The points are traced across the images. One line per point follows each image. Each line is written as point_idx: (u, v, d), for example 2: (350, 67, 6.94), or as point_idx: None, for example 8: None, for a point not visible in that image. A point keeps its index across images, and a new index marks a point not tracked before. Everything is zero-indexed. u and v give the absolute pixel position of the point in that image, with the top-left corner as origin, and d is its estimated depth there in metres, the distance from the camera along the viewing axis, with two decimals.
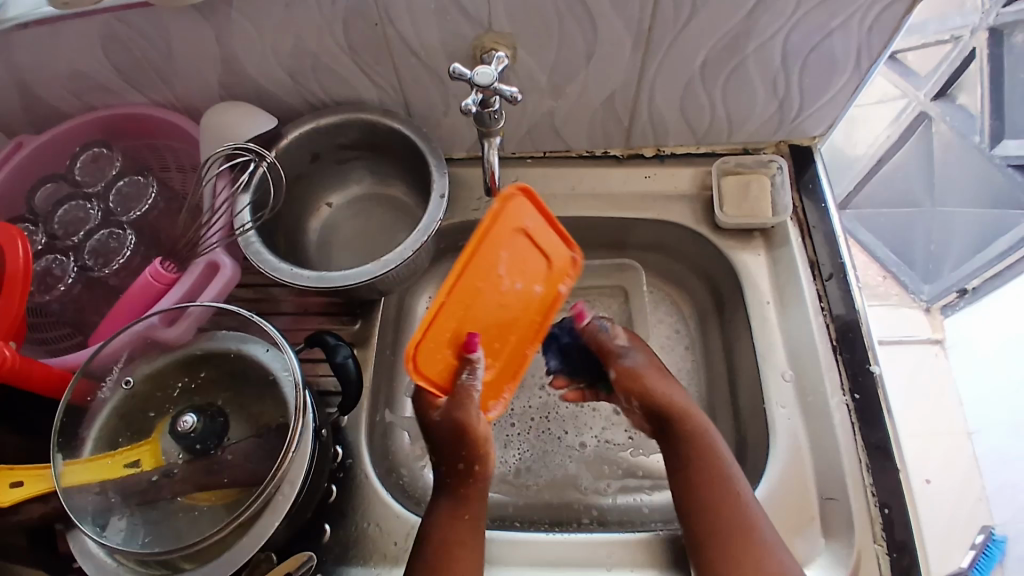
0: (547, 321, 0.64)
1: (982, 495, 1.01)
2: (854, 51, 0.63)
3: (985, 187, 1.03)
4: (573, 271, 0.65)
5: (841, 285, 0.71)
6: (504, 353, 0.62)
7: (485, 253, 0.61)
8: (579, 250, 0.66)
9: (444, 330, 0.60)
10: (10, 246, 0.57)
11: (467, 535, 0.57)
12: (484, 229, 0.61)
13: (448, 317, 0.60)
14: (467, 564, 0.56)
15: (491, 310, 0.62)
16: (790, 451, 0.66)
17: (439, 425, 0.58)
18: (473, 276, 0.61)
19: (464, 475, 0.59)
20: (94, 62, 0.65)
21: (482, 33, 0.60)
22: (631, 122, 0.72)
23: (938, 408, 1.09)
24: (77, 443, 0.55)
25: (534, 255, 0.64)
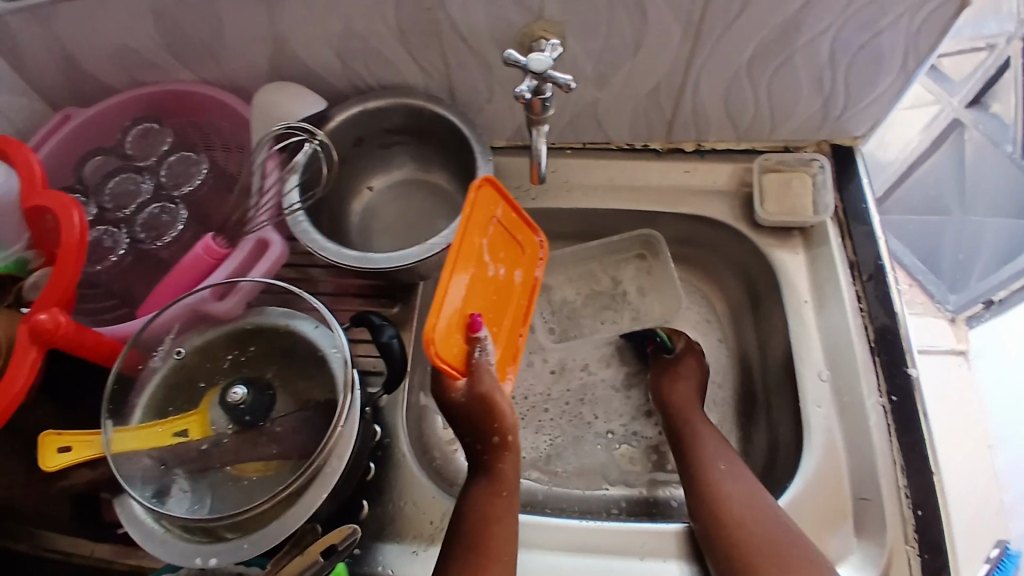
0: (530, 302, 0.68)
1: (1000, 507, 1.04)
2: (903, 49, 0.62)
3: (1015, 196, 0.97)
4: (542, 253, 0.69)
5: (880, 285, 0.70)
6: (501, 332, 0.64)
7: (473, 238, 0.61)
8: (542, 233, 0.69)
9: (454, 315, 0.58)
10: (66, 216, 0.57)
11: (504, 512, 0.58)
12: (469, 216, 0.60)
13: (452, 302, 0.58)
14: (504, 541, 0.56)
15: (481, 292, 0.62)
16: (825, 449, 0.66)
17: (462, 406, 0.59)
18: (466, 261, 0.60)
19: (498, 449, 0.60)
20: (148, 38, 0.66)
21: (532, 20, 0.60)
22: (673, 115, 0.72)
23: (960, 414, 1.11)
24: (126, 411, 0.56)
25: (507, 237, 0.65)
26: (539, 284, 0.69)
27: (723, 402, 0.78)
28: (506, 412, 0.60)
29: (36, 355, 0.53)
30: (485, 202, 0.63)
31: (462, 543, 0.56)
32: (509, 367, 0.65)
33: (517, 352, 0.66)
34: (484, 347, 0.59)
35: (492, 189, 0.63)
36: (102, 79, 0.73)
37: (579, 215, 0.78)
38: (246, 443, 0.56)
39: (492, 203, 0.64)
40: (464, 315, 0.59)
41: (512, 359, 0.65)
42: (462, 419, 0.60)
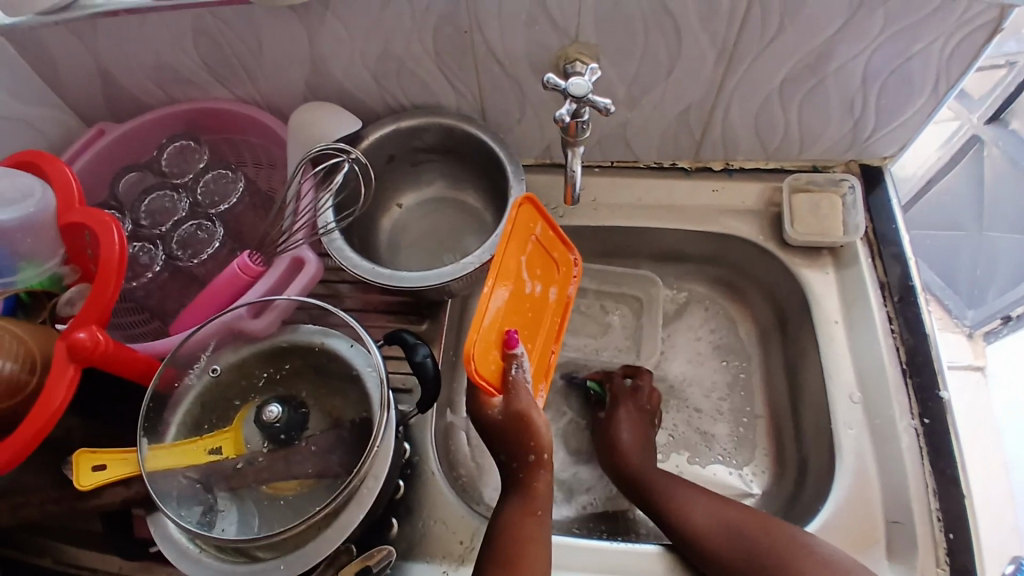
0: (564, 319, 0.68)
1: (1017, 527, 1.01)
2: (935, 74, 0.63)
3: None
4: (577, 271, 0.69)
5: (910, 307, 0.70)
6: (535, 351, 0.64)
7: (511, 255, 0.61)
8: (578, 251, 0.69)
9: (492, 330, 0.59)
10: (105, 233, 0.56)
11: (536, 531, 0.58)
12: (509, 233, 0.60)
13: (490, 319, 0.58)
14: (536, 562, 0.56)
15: (518, 309, 0.62)
16: (856, 473, 0.65)
17: (498, 423, 0.58)
18: (504, 277, 0.60)
19: (533, 467, 0.59)
20: (187, 58, 0.67)
21: (568, 43, 0.61)
22: (703, 135, 0.73)
23: (978, 437, 1.07)
24: (161, 428, 0.57)
25: (543, 256, 0.66)
26: (572, 302, 0.69)
27: (728, 412, 0.78)
28: (542, 430, 0.59)
29: (75, 371, 0.52)
30: (525, 220, 0.64)
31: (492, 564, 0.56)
32: (541, 384, 0.65)
33: (549, 370, 0.66)
34: (520, 363, 0.59)
35: (532, 207, 0.64)
36: (138, 96, 0.74)
37: (607, 234, 0.79)
38: (280, 460, 0.57)
39: (531, 221, 0.64)
40: (500, 332, 0.60)
41: (545, 377, 0.65)
42: (497, 436, 0.59)
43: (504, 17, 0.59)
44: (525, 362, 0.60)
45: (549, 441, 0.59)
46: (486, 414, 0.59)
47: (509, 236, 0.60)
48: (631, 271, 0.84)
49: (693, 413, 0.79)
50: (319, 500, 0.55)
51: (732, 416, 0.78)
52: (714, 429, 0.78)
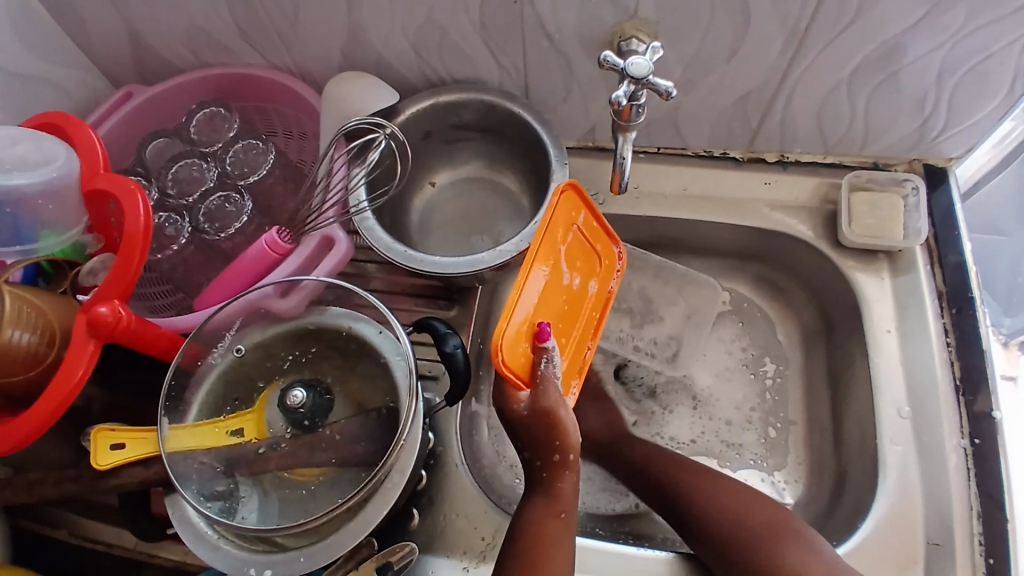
0: (604, 317, 0.64)
1: None
2: (1023, 70, 0.57)
3: None
4: (620, 264, 0.66)
5: (970, 320, 0.65)
6: (569, 346, 0.60)
7: (548, 243, 0.57)
8: (622, 244, 0.66)
9: (523, 322, 0.55)
10: (129, 202, 0.53)
11: (558, 535, 0.55)
12: (549, 220, 0.56)
13: (521, 308, 0.54)
14: (558, 564, 0.54)
15: (554, 301, 0.58)
16: (900, 493, 0.61)
17: (524, 419, 0.55)
18: (540, 266, 0.56)
19: (558, 467, 0.57)
20: (220, 20, 0.64)
21: (624, 20, 0.57)
22: (759, 124, 0.68)
23: None
24: (183, 407, 0.55)
25: (584, 247, 0.62)
26: (612, 298, 0.65)
27: (760, 419, 0.74)
28: (568, 427, 0.56)
29: (95, 347, 0.50)
30: (567, 208, 0.60)
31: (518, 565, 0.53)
32: (572, 379, 0.61)
33: (581, 365, 0.62)
34: (552, 358, 0.55)
35: (575, 194, 0.60)
36: (168, 59, 0.72)
37: (648, 224, 0.75)
38: (303, 447, 0.55)
39: (574, 210, 0.61)
40: (532, 323, 0.55)
41: (577, 372, 0.61)
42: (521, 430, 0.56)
43: None
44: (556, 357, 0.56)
45: (575, 439, 0.56)
46: (512, 407, 0.55)
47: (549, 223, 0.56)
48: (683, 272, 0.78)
49: (721, 426, 0.74)
50: (342, 492, 0.53)
51: (761, 422, 0.74)
52: (742, 438, 0.74)
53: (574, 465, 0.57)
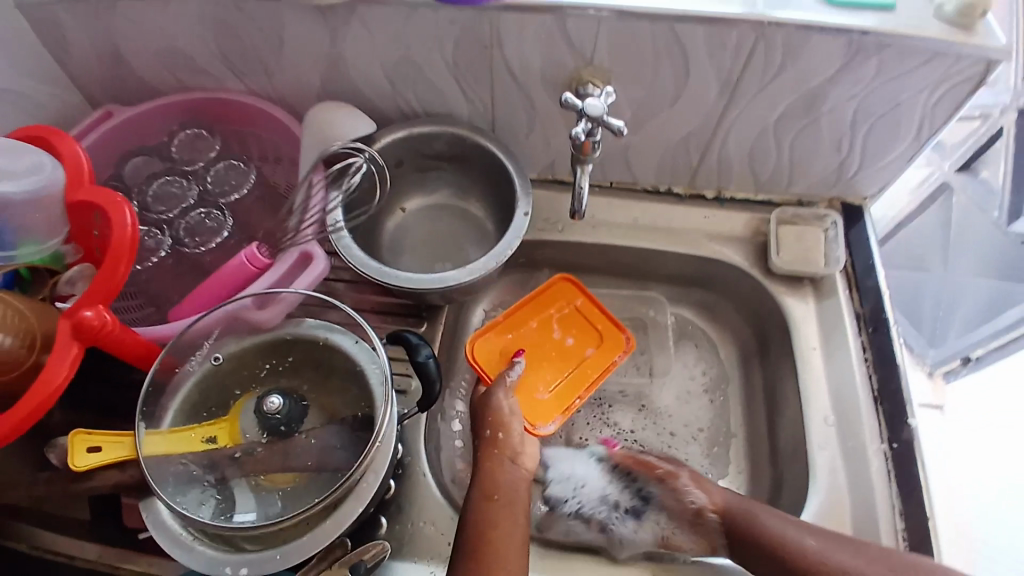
0: (598, 378, 0.74)
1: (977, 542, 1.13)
2: (919, 121, 0.67)
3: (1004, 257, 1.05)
4: (626, 345, 0.76)
5: (884, 338, 0.74)
6: (546, 384, 0.73)
7: (539, 303, 0.77)
8: (630, 332, 0.77)
9: (505, 345, 0.74)
10: (116, 214, 0.56)
11: (503, 520, 0.58)
12: (540, 286, 0.78)
13: (504, 334, 0.75)
14: (502, 551, 0.56)
15: (538, 345, 0.75)
16: (829, 491, 0.68)
17: (474, 405, 0.68)
18: (528, 313, 0.77)
19: (488, 440, 0.64)
20: (206, 47, 0.68)
21: (582, 66, 0.64)
22: (699, 163, 0.76)
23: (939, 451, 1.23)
24: (157, 414, 0.57)
25: (584, 324, 0.77)
26: (614, 368, 0.75)
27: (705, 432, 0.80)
28: (501, 412, 0.66)
29: (78, 349, 0.53)
30: (563, 292, 0.79)
31: (463, 557, 0.56)
32: (556, 413, 0.72)
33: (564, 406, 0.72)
34: (512, 368, 0.71)
35: (569, 284, 0.79)
36: (149, 81, 0.75)
37: (602, 251, 0.81)
38: (277, 452, 0.57)
39: (572, 294, 0.79)
40: (510, 348, 0.74)
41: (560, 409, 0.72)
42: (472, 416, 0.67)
43: (526, 34, 0.61)
44: (518, 368, 0.71)
45: (509, 424, 0.65)
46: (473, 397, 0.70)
47: (540, 289, 0.78)
48: (632, 294, 0.86)
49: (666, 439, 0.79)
50: (315, 494, 0.55)
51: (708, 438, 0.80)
52: (687, 451, 0.79)
53: (499, 449, 0.63)
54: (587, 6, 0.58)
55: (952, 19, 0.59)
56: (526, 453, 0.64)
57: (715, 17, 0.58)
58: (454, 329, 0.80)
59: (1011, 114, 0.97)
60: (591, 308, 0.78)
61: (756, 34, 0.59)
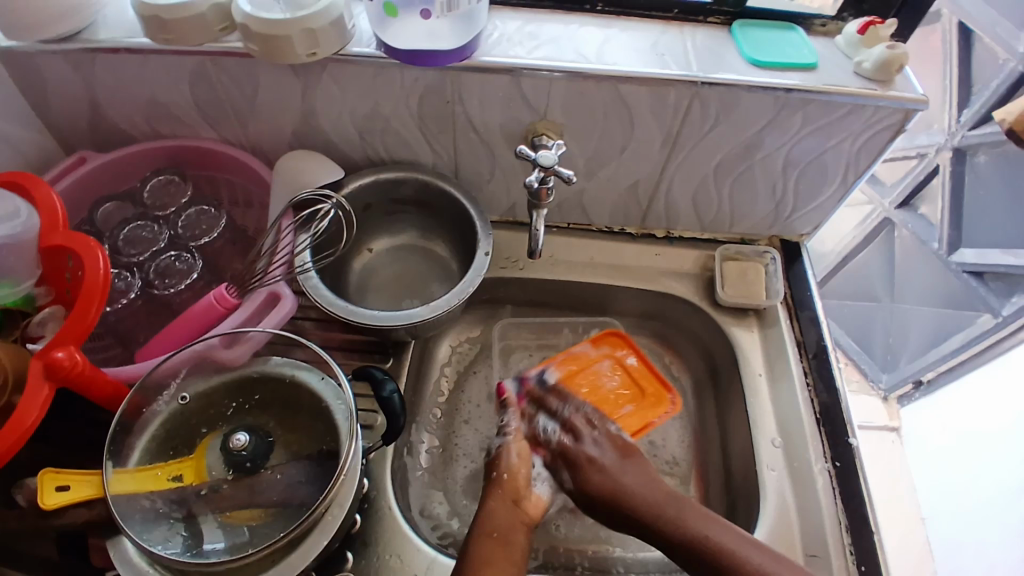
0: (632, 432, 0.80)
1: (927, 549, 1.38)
2: (844, 167, 0.74)
3: (950, 288, 1.29)
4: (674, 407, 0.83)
5: (823, 365, 0.79)
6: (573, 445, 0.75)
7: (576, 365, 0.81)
8: (675, 393, 0.83)
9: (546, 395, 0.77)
10: (89, 258, 0.58)
11: (496, 558, 0.59)
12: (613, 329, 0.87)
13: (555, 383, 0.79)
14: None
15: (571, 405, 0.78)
16: (778, 513, 0.71)
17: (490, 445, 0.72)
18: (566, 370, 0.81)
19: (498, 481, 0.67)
20: (180, 97, 0.72)
21: (537, 120, 0.69)
22: (648, 206, 0.82)
23: (892, 474, 1.49)
24: (124, 452, 0.58)
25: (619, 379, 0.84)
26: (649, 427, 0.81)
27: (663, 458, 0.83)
28: (510, 460, 0.69)
29: (50, 390, 0.55)
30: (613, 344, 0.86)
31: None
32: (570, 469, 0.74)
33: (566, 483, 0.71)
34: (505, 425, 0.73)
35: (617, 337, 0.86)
36: (124, 128, 0.77)
37: (560, 287, 0.86)
38: (243, 488, 0.59)
39: (621, 347, 0.86)
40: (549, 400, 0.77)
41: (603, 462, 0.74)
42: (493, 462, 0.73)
43: (484, 92, 0.67)
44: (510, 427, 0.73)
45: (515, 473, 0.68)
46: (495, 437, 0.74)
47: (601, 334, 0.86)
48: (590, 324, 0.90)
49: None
50: (281, 528, 0.57)
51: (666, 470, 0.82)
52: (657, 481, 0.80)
53: (501, 488, 0.67)
54: (539, 67, 0.64)
55: (871, 74, 0.66)
56: (529, 503, 0.68)
57: (655, 80, 0.64)
58: (419, 364, 0.82)
59: (944, 153, 1.19)
60: (637, 361, 0.85)
61: (692, 93, 0.65)
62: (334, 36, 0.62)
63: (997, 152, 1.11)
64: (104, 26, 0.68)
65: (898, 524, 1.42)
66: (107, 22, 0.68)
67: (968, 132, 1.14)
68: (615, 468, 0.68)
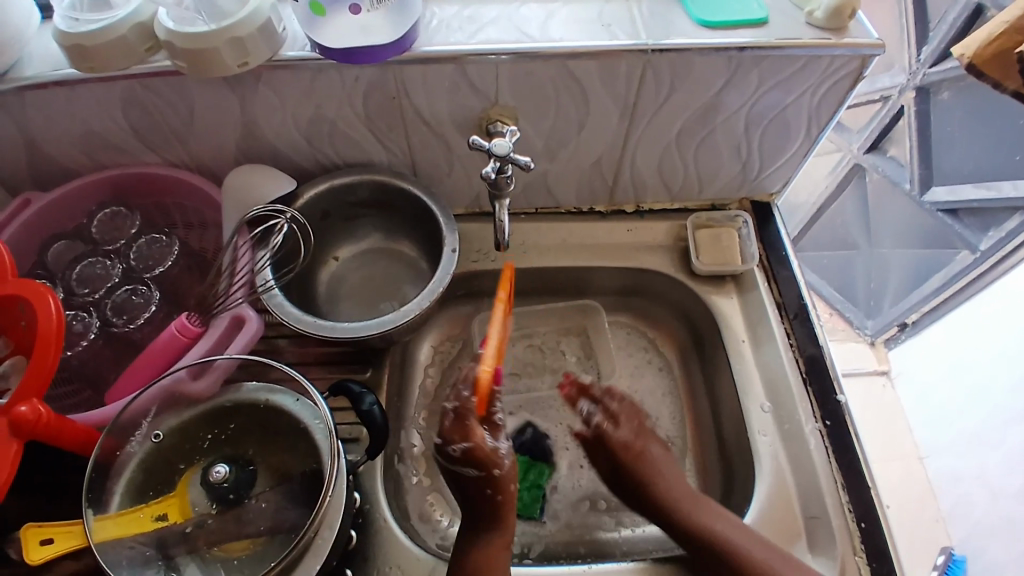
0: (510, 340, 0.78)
1: (927, 484, 1.41)
2: (806, 119, 0.73)
3: (927, 226, 1.30)
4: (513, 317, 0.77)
5: (805, 323, 0.78)
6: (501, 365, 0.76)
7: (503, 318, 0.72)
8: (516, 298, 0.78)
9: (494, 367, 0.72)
10: (40, 304, 0.55)
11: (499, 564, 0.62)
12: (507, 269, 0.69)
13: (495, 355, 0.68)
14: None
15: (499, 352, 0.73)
16: (774, 476, 0.71)
17: (478, 448, 0.65)
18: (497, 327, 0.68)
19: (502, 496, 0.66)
20: (116, 125, 0.69)
21: (489, 106, 0.67)
22: (614, 181, 0.81)
23: (887, 415, 1.51)
24: (103, 499, 0.56)
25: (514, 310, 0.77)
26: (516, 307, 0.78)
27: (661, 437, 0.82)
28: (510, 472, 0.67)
29: (18, 446, 0.53)
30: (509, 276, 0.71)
31: None
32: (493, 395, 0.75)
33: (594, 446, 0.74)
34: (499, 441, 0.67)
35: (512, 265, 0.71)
36: (64, 163, 0.74)
37: (534, 274, 0.84)
38: (230, 520, 0.58)
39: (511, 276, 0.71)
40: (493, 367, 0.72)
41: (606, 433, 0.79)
42: (441, 453, 0.65)
43: (430, 85, 0.64)
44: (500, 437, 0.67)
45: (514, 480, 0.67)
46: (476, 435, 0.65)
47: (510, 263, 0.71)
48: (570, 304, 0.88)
49: None
50: (274, 556, 0.55)
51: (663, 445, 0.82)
52: None
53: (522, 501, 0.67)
54: (484, 52, 0.61)
55: (823, 23, 0.64)
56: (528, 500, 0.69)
57: (603, 53, 0.62)
58: (400, 368, 0.80)
59: (907, 93, 1.18)
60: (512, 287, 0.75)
61: (644, 62, 0.63)
62: (263, 43, 0.59)
63: (959, 87, 1.11)
64: (31, 62, 0.63)
65: (895, 462, 1.45)
66: (34, 58, 0.64)
67: (929, 69, 1.13)
68: (640, 422, 0.74)
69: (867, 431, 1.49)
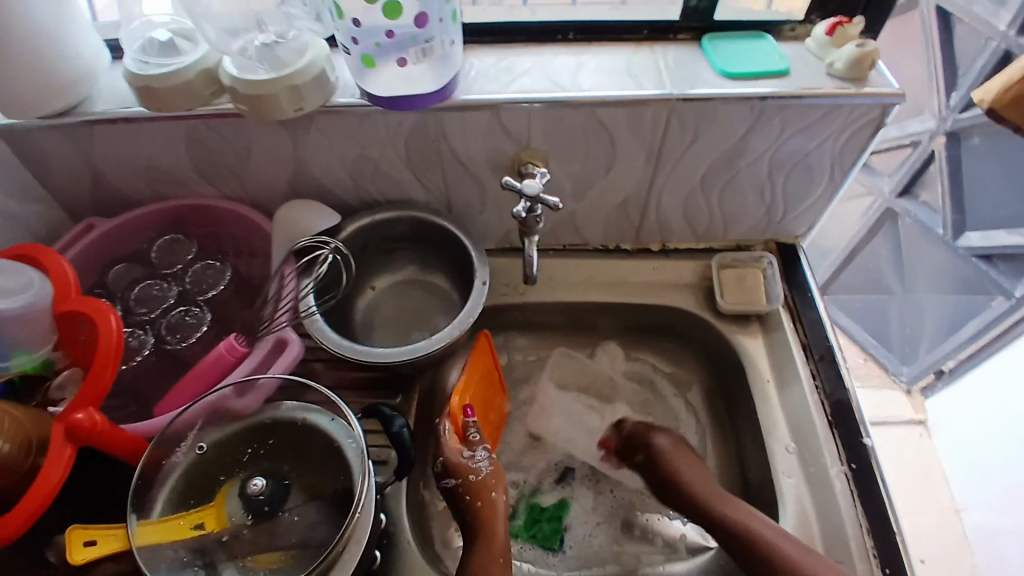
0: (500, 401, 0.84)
1: (965, 540, 1.35)
2: (829, 165, 0.75)
3: (960, 271, 1.29)
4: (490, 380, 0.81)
5: (830, 365, 0.79)
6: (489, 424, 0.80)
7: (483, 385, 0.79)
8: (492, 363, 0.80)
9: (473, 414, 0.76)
10: (102, 321, 0.60)
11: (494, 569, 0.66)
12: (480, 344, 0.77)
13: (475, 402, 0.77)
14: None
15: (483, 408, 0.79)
16: (797, 520, 0.71)
17: (450, 463, 0.72)
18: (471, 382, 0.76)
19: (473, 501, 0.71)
20: (178, 158, 0.75)
21: (521, 149, 0.72)
22: (640, 222, 0.84)
23: (922, 466, 1.46)
24: (149, 505, 0.60)
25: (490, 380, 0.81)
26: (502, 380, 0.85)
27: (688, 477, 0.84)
28: (484, 479, 0.72)
29: (72, 450, 0.57)
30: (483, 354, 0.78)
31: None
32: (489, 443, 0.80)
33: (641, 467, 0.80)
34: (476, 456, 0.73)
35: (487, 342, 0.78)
36: (127, 191, 0.80)
37: (561, 308, 0.87)
38: (263, 533, 0.60)
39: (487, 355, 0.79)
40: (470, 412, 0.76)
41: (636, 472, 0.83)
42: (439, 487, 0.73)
43: (467, 129, 0.69)
44: (479, 454, 0.74)
45: (490, 494, 0.72)
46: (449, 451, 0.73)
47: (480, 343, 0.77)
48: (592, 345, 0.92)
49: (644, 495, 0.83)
50: (303, 568, 0.58)
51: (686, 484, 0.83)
52: None
53: (501, 511, 0.71)
54: (518, 101, 0.66)
55: (844, 74, 0.67)
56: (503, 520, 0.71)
57: (631, 102, 0.66)
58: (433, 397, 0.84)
59: (938, 138, 1.19)
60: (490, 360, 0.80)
61: (669, 109, 0.67)
62: (317, 90, 0.65)
63: (989, 133, 1.12)
64: (104, 99, 0.70)
65: (931, 513, 1.40)
66: (107, 95, 0.70)
67: (959, 114, 1.14)
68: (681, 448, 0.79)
69: (901, 481, 1.45)
